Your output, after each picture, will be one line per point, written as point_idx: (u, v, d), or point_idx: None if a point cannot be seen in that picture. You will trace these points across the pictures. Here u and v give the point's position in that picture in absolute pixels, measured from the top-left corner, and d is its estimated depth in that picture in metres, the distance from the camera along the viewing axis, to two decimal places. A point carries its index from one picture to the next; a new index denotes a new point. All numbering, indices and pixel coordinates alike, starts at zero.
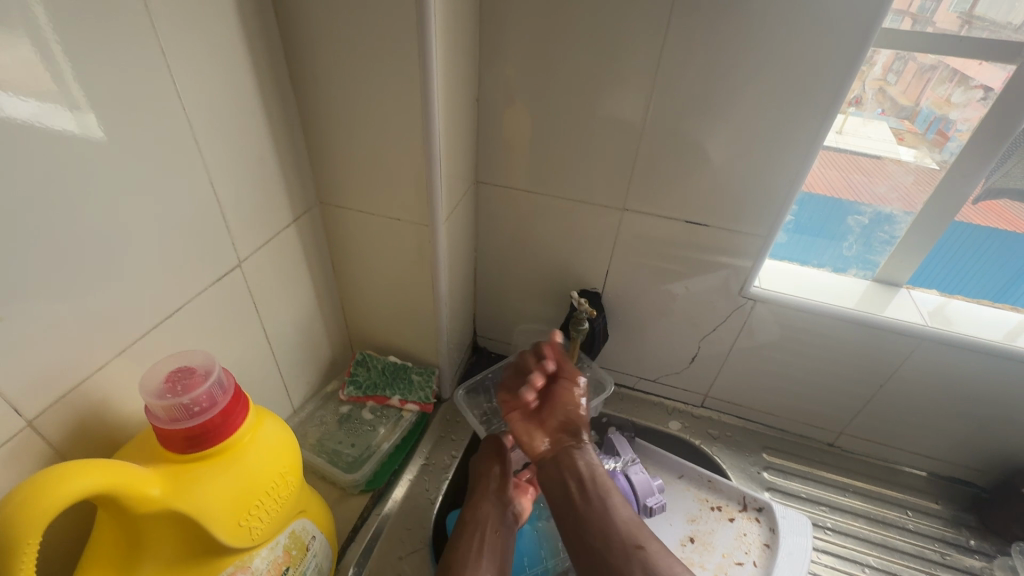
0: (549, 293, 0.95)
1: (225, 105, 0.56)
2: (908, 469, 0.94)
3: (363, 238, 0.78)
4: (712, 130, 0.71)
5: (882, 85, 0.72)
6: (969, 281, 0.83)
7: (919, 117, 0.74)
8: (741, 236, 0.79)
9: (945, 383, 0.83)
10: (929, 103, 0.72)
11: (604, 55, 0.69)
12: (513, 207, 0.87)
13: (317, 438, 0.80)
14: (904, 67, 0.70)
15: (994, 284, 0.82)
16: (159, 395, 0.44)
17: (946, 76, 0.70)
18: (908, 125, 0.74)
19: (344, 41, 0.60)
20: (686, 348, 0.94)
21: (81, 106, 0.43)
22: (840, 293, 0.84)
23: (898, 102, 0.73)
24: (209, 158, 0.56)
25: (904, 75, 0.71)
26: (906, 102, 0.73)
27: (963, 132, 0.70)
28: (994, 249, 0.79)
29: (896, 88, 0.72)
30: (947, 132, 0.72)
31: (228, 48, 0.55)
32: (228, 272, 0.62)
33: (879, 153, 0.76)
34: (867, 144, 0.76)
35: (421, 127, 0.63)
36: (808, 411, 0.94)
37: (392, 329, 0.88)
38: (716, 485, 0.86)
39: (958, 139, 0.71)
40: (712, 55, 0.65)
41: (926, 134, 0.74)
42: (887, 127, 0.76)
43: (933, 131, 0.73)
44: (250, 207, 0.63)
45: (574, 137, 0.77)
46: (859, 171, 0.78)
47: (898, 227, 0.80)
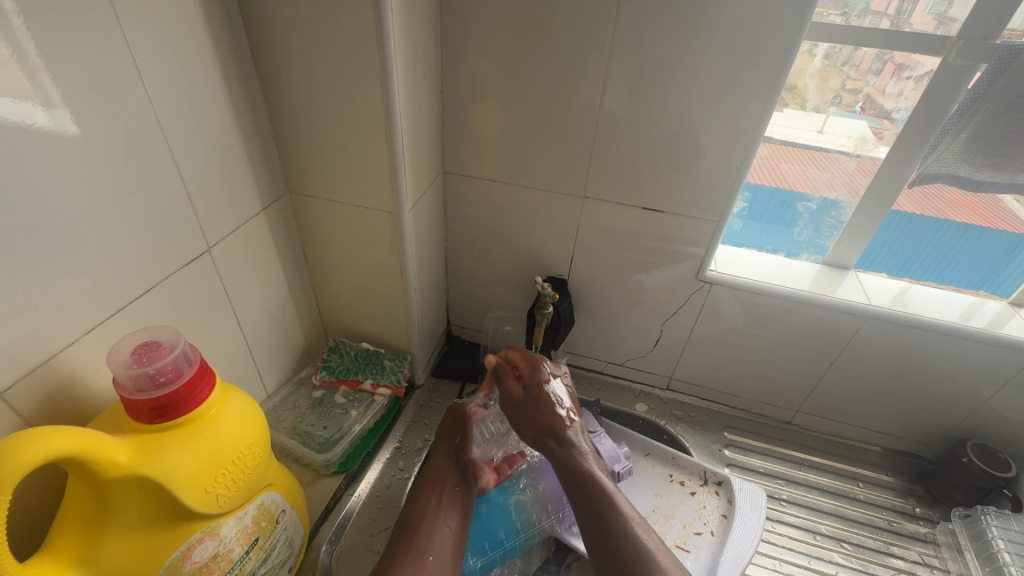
0: (517, 280, 0.99)
1: (191, 95, 0.59)
2: (862, 445, 0.98)
3: (332, 226, 0.80)
4: (664, 119, 0.75)
5: (864, 84, 0.74)
6: (960, 276, 0.87)
7: (897, 117, 0.74)
8: (696, 221, 0.82)
9: (890, 359, 0.87)
10: (909, 103, 0.73)
11: (559, 46, 0.72)
12: (479, 196, 0.90)
13: (290, 422, 0.81)
14: (885, 66, 0.72)
15: (988, 278, 0.86)
16: (125, 366, 0.46)
17: (920, 75, 0.71)
18: (886, 124, 0.75)
19: (307, 34, 0.62)
20: (650, 332, 0.98)
21: (54, 102, 0.46)
22: (791, 276, 0.88)
23: (877, 103, 0.75)
24: (173, 145, 0.58)
25: (883, 74, 0.73)
26: (885, 103, 0.74)
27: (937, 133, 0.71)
28: (985, 247, 0.83)
29: (878, 88, 0.74)
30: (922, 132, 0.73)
31: (192, 39, 0.57)
32: (196, 257, 0.64)
33: (858, 151, 0.79)
34: (844, 143, 0.79)
35: (383, 116, 0.66)
36: (766, 390, 0.98)
37: (364, 316, 0.91)
38: (679, 462, 0.90)
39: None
40: (661, 48, 0.69)
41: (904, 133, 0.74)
42: (869, 127, 0.77)
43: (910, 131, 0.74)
44: (218, 194, 0.65)
45: (534, 127, 0.80)
46: (802, 162, 0.82)
47: (844, 212, 0.85)
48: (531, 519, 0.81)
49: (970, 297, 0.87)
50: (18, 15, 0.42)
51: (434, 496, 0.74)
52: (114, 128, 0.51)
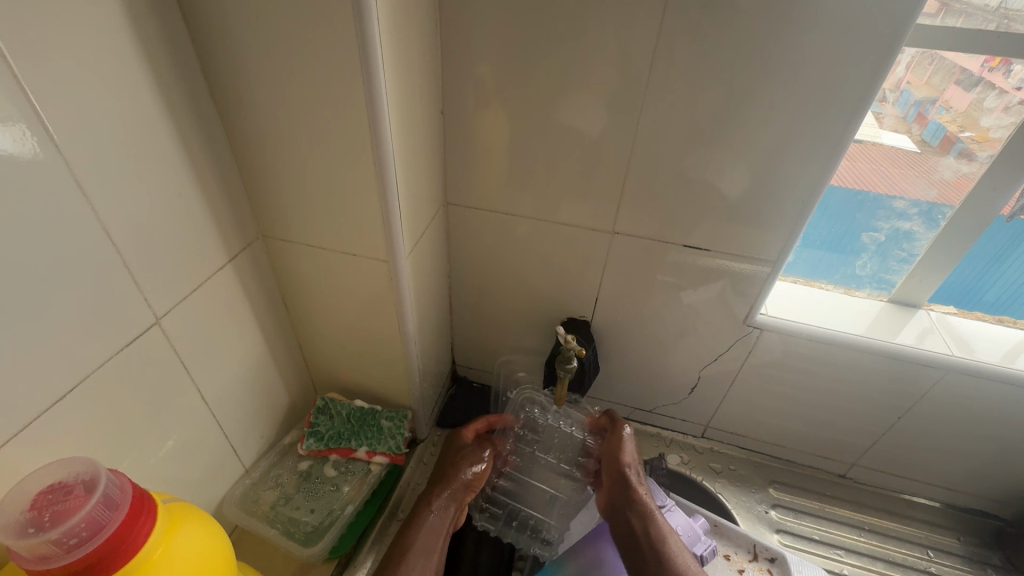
0: (533, 320, 0.86)
1: (125, 136, 0.46)
2: (926, 502, 0.87)
3: (317, 274, 0.68)
4: (713, 143, 0.62)
5: None
6: None
7: (900, 101, 0.64)
8: (747, 261, 0.70)
9: (968, 414, 0.76)
10: (912, 87, 0.63)
11: (584, 57, 0.59)
12: (488, 228, 0.77)
13: (271, 504, 0.69)
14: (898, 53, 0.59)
15: None
16: (22, 530, 0.34)
17: (931, 58, 0.60)
18: (889, 109, 0.65)
19: (273, 53, 0.50)
20: (686, 378, 0.86)
21: (13, 121, 0.37)
22: (853, 317, 0.76)
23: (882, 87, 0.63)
24: (101, 203, 0.45)
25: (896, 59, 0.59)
26: (889, 87, 0.63)
27: (949, 116, 0.64)
28: None
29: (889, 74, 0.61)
30: (927, 115, 0.65)
31: (123, 65, 0.44)
32: (142, 333, 0.52)
33: (861, 136, 0.66)
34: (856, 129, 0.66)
35: (372, 151, 0.53)
36: (818, 442, 0.87)
37: (358, 369, 0.79)
38: (723, 530, 0.79)
39: (941, 122, 0.65)
40: (712, 58, 0.56)
41: (908, 119, 0.65)
42: (871, 113, 0.65)
43: (913, 115, 0.65)
44: (169, 253, 0.53)
45: (552, 152, 0.67)
46: (892, 165, 0.67)
47: (918, 245, 0.72)
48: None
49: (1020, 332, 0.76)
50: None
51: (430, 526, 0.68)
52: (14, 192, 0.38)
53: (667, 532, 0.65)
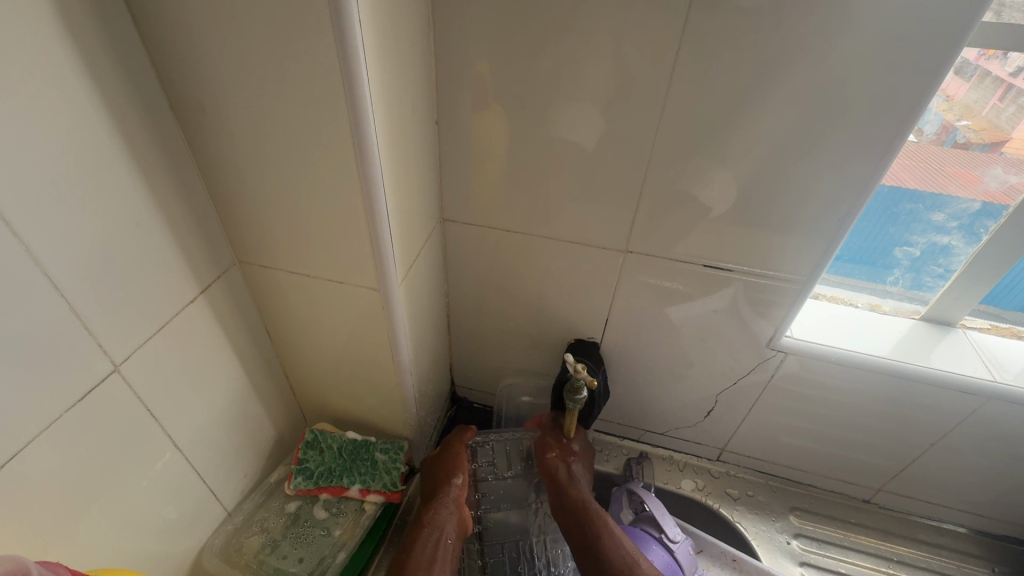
0: (536, 340, 0.81)
1: (70, 162, 0.39)
2: (956, 529, 0.82)
3: (301, 300, 0.62)
4: (739, 155, 0.56)
5: None
6: None
7: None
8: (772, 281, 0.64)
9: (1007, 441, 0.70)
10: None
11: (594, 60, 0.53)
12: (488, 245, 0.71)
13: (256, 552, 0.63)
14: None
15: None
16: None
17: None
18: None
19: (242, 63, 0.43)
20: (700, 400, 0.81)
21: None
22: (884, 338, 0.70)
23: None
24: (42, 241, 0.39)
25: None
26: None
27: (945, 107, 0.57)
28: None
29: None
30: (924, 107, 0.57)
31: (64, 81, 0.38)
32: (100, 382, 0.46)
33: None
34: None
35: (359, 172, 0.47)
36: (842, 466, 0.81)
37: (351, 398, 0.73)
38: (742, 566, 0.75)
39: (938, 113, 0.58)
40: (739, 62, 0.50)
41: None
42: None
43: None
44: (128, 290, 0.46)
45: (558, 164, 0.61)
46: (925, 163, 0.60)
47: (956, 260, 0.66)
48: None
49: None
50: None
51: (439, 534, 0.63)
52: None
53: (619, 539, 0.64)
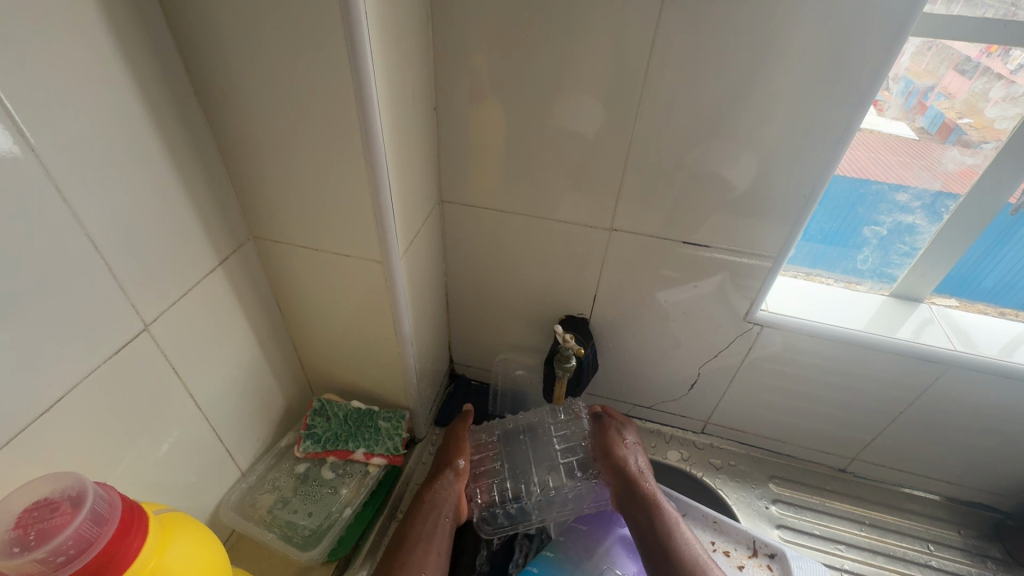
0: (530, 318, 0.85)
1: (106, 138, 0.44)
2: (926, 496, 0.87)
3: (310, 275, 0.67)
4: (714, 138, 0.60)
5: None
6: None
7: (896, 88, 0.63)
8: (747, 257, 0.69)
9: (971, 409, 0.75)
10: (908, 74, 0.62)
11: (580, 49, 0.58)
12: (484, 226, 0.76)
13: (268, 507, 0.69)
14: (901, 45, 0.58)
15: None
16: (7, 550, 0.34)
17: (927, 45, 0.59)
18: (887, 96, 0.63)
19: (260, 51, 0.48)
20: (685, 374, 0.85)
21: None
22: (854, 312, 0.75)
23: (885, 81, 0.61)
24: (83, 207, 0.43)
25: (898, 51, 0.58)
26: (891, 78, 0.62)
27: (947, 103, 0.63)
28: None
29: None
30: (926, 102, 0.64)
31: (102, 65, 0.43)
32: (131, 340, 0.51)
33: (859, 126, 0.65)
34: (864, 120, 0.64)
35: (364, 152, 0.52)
36: (819, 437, 0.86)
37: (355, 370, 0.78)
38: (723, 527, 0.78)
39: (939, 108, 0.64)
40: (711, 50, 0.55)
41: (906, 106, 0.64)
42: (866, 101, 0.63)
43: (909, 103, 0.64)
44: (155, 257, 0.51)
45: (548, 148, 0.66)
46: (889, 152, 0.66)
47: (920, 238, 0.71)
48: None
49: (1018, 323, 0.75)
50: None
51: (439, 512, 0.70)
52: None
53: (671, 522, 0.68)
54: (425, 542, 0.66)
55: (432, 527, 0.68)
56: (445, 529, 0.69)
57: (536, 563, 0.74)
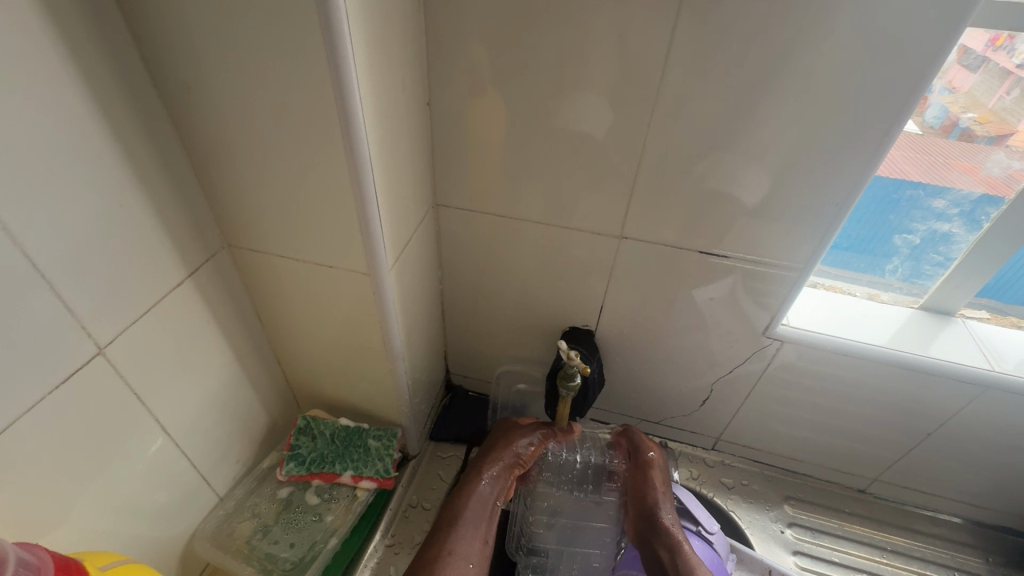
0: (532, 328, 0.80)
1: (47, 140, 0.38)
2: (950, 518, 0.82)
3: (292, 286, 0.61)
4: (737, 139, 0.54)
5: None
6: None
7: None
8: (770, 267, 0.63)
9: (1006, 433, 0.70)
10: None
11: (591, 41, 0.51)
12: (482, 231, 0.70)
13: (247, 538, 0.63)
14: None
15: None
16: None
17: None
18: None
19: (225, 39, 0.42)
20: (696, 389, 0.80)
21: None
22: (883, 327, 0.69)
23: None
24: (23, 221, 0.38)
25: None
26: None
27: (951, 98, 0.57)
28: None
29: None
30: (929, 97, 0.57)
31: (40, 53, 0.36)
32: (85, 365, 0.45)
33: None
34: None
35: (347, 154, 0.46)
36: (838, 456, 0.81)
37: (343, 384, 0.73)
38: (736, 554, 0.74)
39: (944, 104, 0.58)
40: (741, 43, 0.48)
41: None
42: None
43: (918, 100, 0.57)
44: (113, 273, 0.46)
45: (553, 148, 0.60)
46: (918, 151, 0.60)
47: (956, 248, 0.65)
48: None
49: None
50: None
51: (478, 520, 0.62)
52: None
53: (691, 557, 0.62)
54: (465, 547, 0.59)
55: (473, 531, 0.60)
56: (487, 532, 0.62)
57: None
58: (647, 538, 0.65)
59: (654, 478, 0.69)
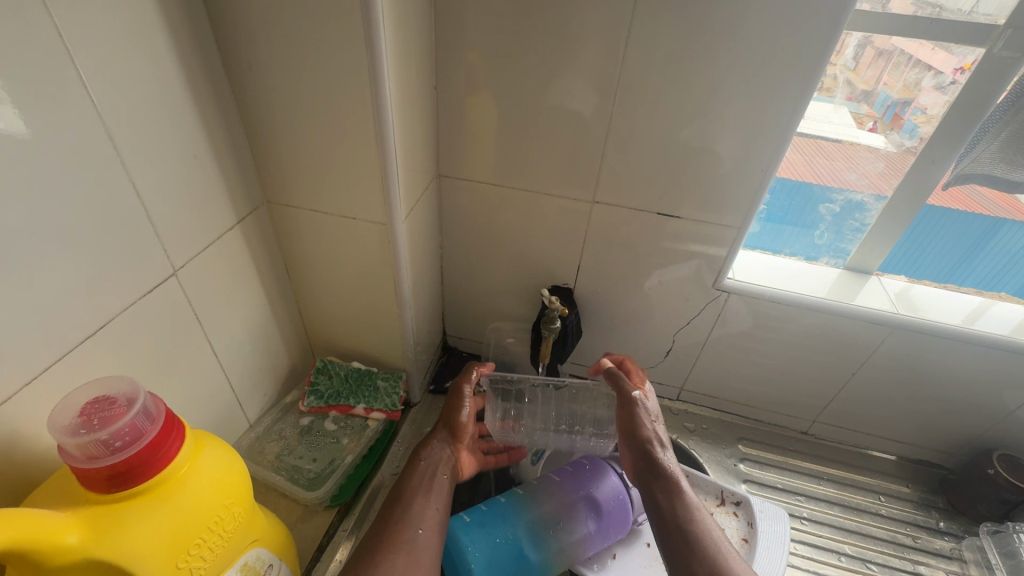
0: (520, 289, 0.92)
1: (146, 98, 0.50)
2: (879, 454, 0.95)
3: (317, 239, 0.72)
4: (683, 119, 0.68)
5: (848, 71, 0.70)
6: (988, 278, 0.82)
7: (877, 101, 0.72)
8: (715, 227, 0.76)
9: (916, 372, 0.83)
10: (888, 88, 0.71)
11: (567, 37, 0.65)
12: (477, 200, 0.83)
13: (275, 454, 0.75)
14: (864, 52, 0.68)
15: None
16: (72, 432, 0.40)
17: (905, 60, 0.68)
18: (866, 109, 0.73)
19: (282, 26, 0.54)
20: (660, 343, 0.93)
21: (54, 80, 0.42)
22: (812, 282, 0.83)
23: (858, 87, 0.71)
24: (128, 157, 0.50)
25: (863, 60, 0.69)
26: (865, 87, 0.71)
27: (923, 117, 0.70)
28: (1007, 255, 0.79)
29: (858, 73, 0.70)
30: (904, 115, 0.71)
31: (142, 24, 0.48)
32: (162, 282, 0.56)
33: (842, 137, 0.75)
34: (830, 129, 0.74)
35: (373, 119, 0.58)
36: (782, 401, 0.94)
37: (355, 334, 0.84)
38: (694, 480, 0.85)
39: (916, 123, 0.71)
40: (682, 40, 0.62)
41: (885, 119, 0.73)
42: (848, 112, 0.74)
43: (890, 115, 0.72)
44: (184, 210, 0.57)
45: (536, 126, 0.73)
46: (824, 156, 0.76)
47: (869, 215, 0.79)
48: (551, 542, 0.72)
49: (969, 296, 0.84)
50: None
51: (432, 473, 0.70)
52: (36, 136, 0.42)
53: (690, 502, 0.66)
54: (422, 498, 0.67)
55: (427, 486, 0.68)
56: (440, 485, 0.70)
57: (506, 495, 0.76)
58: (647, 479, 0.69)
59: (642, 417, 0.73)
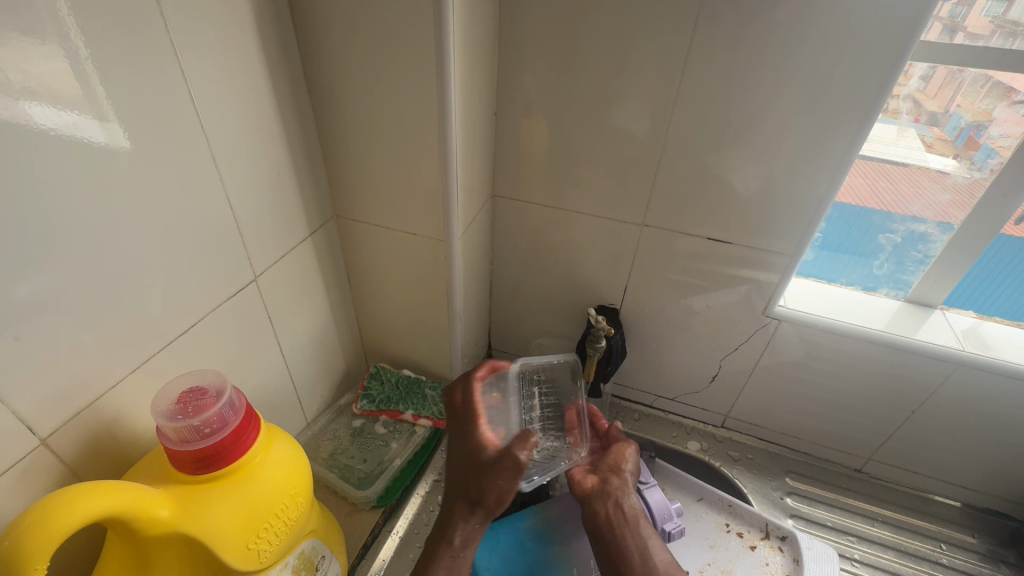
0: (566, 307, 0.94)
1: (242, 122, 0.57)
2: (941, 499, 0.90)
3: (378, 252, 0.77)
4: (737, 144, 0.69)
5: (916, 93, 0.68)
6: None
7: (948, 125, 0.70)
8: (766, 254, 0.76)
9: (984, 414, 0.79)
10: (961, 111, 0.68)
11: (623, 66, 0.67)
12: (528, 219, 0.86)
13: (329, 452, 0.80)
14: (935, 73, 0.66)
15: None
16: (170, 416, 0.45)
17: (979, 83, 0.66)
18: (936, 132, 0.71)
19: (362, 58, 0.60)
20: (706, 367, 0.92)
21: (172, 107, 0.49)
22: (870, 314, 0.80)
23: (927, 109, 0.69)
24: (224, 174, 0.56)
25: (935, 81, 0.67)
26: (935, 109, 0.69)
27: (1001, 141, 0.67)
28: None
29: (927, 95, 0.68)
30: (978, 139, 0.69)
31: (244, 56, 0.55)
32: (243, 286, 0.62)
33: (909, 161, 0.73)
34: (895, 154, 0.73)
35: (437, 142, 0.63)
36: (834, 436, 0.91)
37: (407, 342, 0.88)
38: (737, 510, 0.83)
39: (992, 147, 0.68)
40: (737, 69, 0.64)
41: (956, 143, 0.70)
42: (915, 135, 0.72)
43: (963, 139, 0.70)
44: (266, 223, 0.63)
45: (589, 149, 0.76)
46: (889, 184, 0.74)
47: (933, 246, 0.76)
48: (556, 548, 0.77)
49: None
50: (41, 21, 0.38)
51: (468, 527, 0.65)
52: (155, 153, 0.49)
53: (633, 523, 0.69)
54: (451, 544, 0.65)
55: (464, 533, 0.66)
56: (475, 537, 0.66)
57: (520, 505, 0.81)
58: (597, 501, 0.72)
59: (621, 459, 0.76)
